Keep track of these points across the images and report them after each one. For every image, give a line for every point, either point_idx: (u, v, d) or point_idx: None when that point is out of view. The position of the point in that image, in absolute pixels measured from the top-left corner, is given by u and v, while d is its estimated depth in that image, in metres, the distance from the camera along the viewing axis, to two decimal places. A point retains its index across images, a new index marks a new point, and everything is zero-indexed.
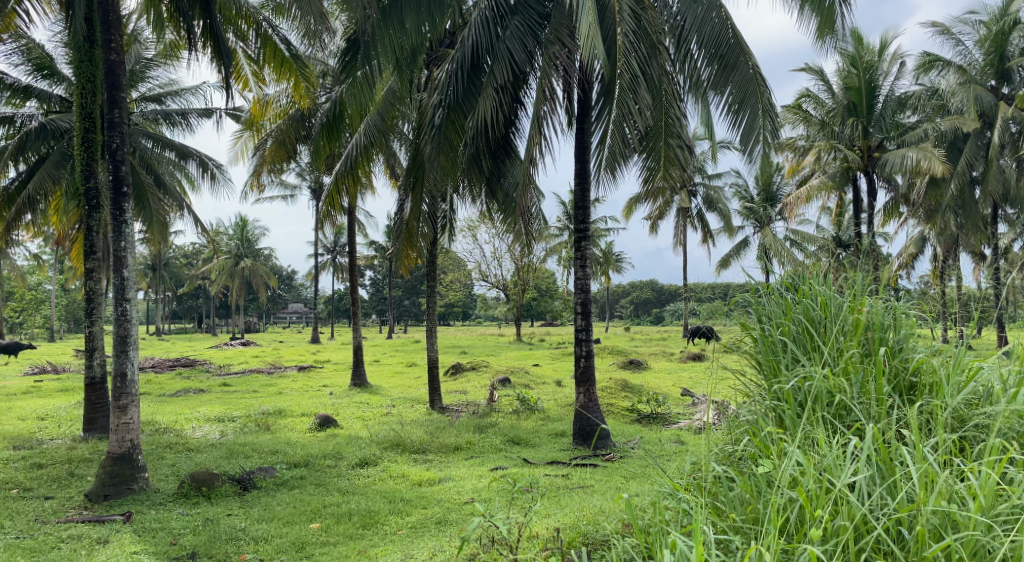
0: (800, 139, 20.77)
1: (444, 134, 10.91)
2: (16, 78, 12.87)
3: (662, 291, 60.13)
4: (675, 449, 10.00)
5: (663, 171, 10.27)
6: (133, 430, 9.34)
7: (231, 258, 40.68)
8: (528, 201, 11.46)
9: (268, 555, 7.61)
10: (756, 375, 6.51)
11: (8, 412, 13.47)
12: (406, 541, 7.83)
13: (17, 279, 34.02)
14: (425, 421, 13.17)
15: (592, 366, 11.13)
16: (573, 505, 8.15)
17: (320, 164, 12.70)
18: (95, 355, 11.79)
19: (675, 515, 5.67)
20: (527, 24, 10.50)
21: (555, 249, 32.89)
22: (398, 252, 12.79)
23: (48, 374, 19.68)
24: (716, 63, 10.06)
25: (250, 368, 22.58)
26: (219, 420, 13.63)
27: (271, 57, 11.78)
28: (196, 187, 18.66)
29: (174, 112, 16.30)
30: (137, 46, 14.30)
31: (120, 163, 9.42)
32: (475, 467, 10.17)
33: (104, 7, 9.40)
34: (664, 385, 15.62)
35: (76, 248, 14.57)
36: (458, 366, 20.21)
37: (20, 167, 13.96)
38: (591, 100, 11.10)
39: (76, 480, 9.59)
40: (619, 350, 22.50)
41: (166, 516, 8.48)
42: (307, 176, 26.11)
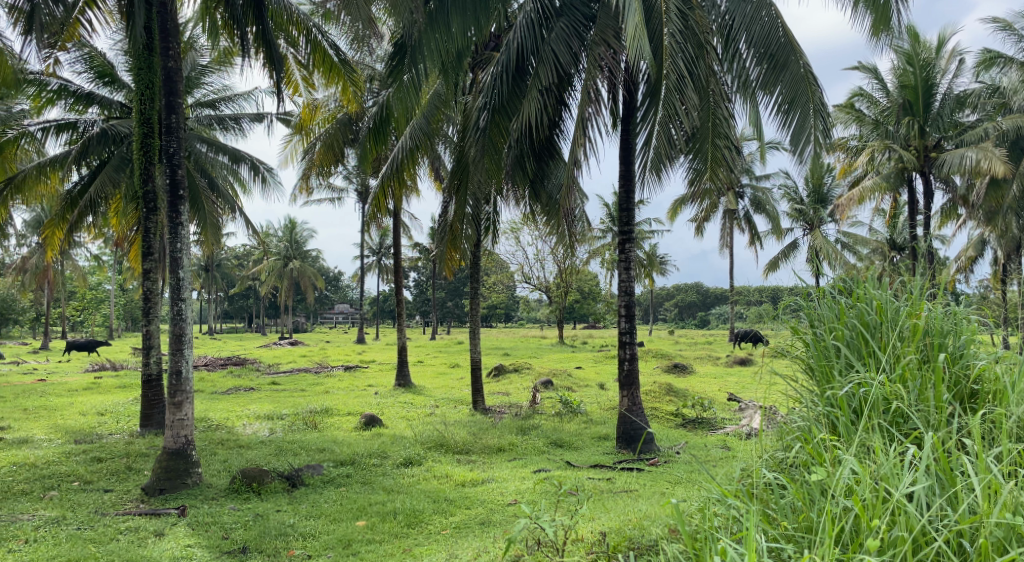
0: (852, 139, 20.35)
1: (489, 137, 10.96)
2: (78, 85, 13.30)
3: (707, 294, 59.52)
4: (723, 455, 9.88)
5: (710, 172, 10.17)
6: (187, 426, 9.58)
7: (280, 260, 41.52)
8: (572, 203, 11.46)
9: (315, 552, 7.74)
10: (808, 381, 6.41)
11: (70, 407, 13.92)
12: (450, 540, 7.90)
13: (78, 281, 35.30)
14: (469, 422, 13.25)
15: (637, 369, 11.09)
16: (619, 509, 8.13)
17: (367, 167, 12.88)
18: (152, 353, 12.10)
19: (725, 521, 5.64)
20: (573, 26, 10.53)
21: (599, 251, 32.82)
22: (443, 253, 12.93)
23: (107, 371, 20.30)
24: (766, 63, 9.94)
25: (298, 368, 22.73)
26: (268, 418, 13.91)
27: (321, 63, 11.98)
28: (248, 190, 19.07)
29: (228, 117, 16.76)
30: (192, 53, 14.75)
31: (177, 166, 9.64)
32: (517, 469, 10.21)
33: (162, 16, 9.65)
34: (710, 390, 15.48)
35: (134, 249, 14.97)
36: (501, 368, 20.30)
37: (82, 171, 14.43)
38: (637, 100, 11.05)
39: (134, 474, 9.88)
40: (665, 354, 22.37)
41: (219, 510, 8.70)
42: (354, 179, 26.50)
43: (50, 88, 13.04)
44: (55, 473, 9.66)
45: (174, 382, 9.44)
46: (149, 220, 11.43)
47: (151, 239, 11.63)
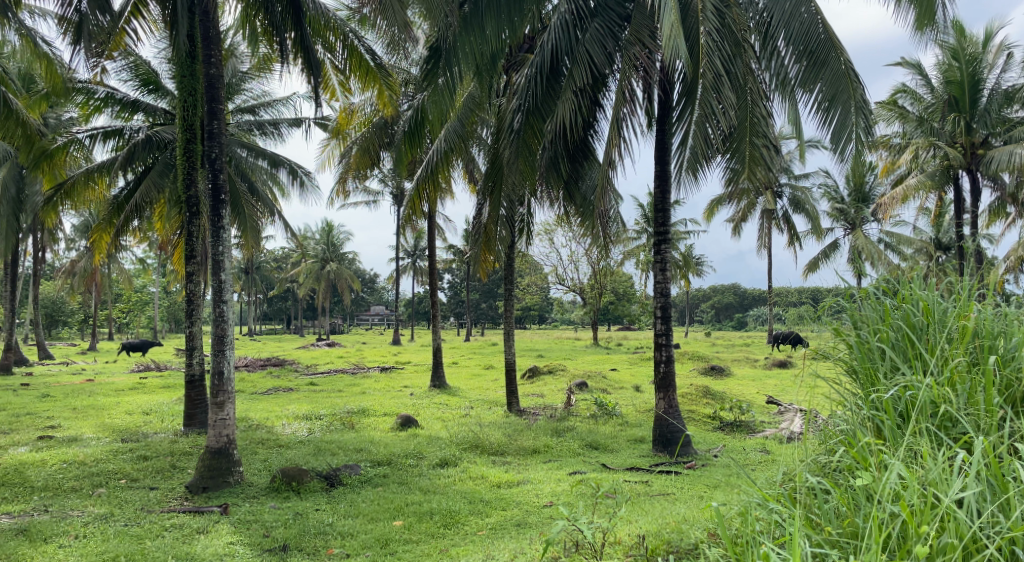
0: (895, 136, 20.04)
1: (523, 139, 10.99)
2: (124, 93, 13.63)
3: (745, 295, 58.85)
4: (762, 458, 9.78)
5: (747, 172, 10.09)
6: (229, 426, 9.74)
7: (318, 262, 42.03)
8: (607, 204, 11.43)
9: (354, 551, 7.83)
10: (852, 384, 6.32)
11: (117, 407, 14.24)
12: (487, 541, 7.94)
13: (124, 285, 36.15)
14: (504, 423, 13.28)
15: (673, 372, 11.02)
16: (656, 512, 8.10)
17: (402, 170, 13.00)
18: (195, 355, 12.33)
19: (767, 526, 5.59)
20: (607, 26, 10.52)
21: (633, 252, 32.68)
22: (477, 255, 13.01)
23: (151, 372, 20.73)
24: (805, 60, 9.82)
25: (335, 368, 23.22)
26: (306, 418, 14.09)
27: (357, 68, 12.12)
28: (287, 194, 19.36)
29: (267, 123, 17.03)
30: (233, 60, 15.04)
31: (219, 171, 9.81)
32: (553, 471, 10.21)
33: (205, 24, 9.86)
34: (748, 392, 15.30)
35: (177, 253, 15.26)
36: (536, 369, 20.30)
37: (128, 177, 14.78)
38: (672, 100, 11.00)
39: (178, 472, 10.08)
40: (701, 355, 22.17)
41: (260, 509, 8.84)
42: (389, 182, 26.72)
43: (97, 96, 13.39)
44: (102, 470, 9.89)
45: (217, 382, 9.61)
46: (191, 225, 11.68)
47: (194, 242, 11.90)
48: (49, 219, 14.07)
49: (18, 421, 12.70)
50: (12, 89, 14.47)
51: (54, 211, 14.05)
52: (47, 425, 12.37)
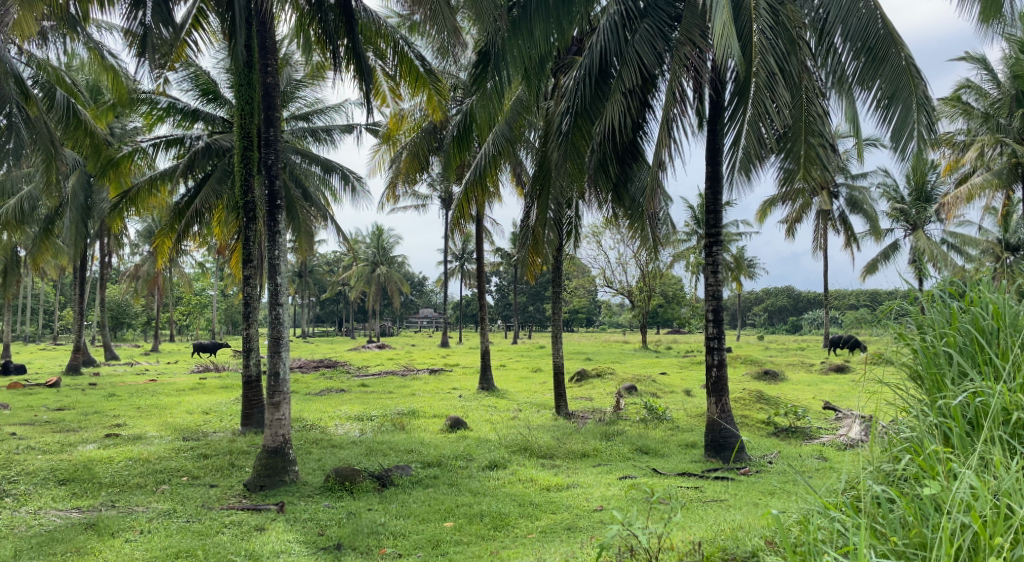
0: (959, 134, 19.54)
1: (572, 142, 10.97)
2: (185, 102, 14.04)
3: (799, 298, 57.80)
4: (818, 465, 9.59)
5: (802, 172, 9.89)
6: (285, 426, 9.92)
7: (369, 265, 42.61)
8: (656, 205, 11.33)
9: (406, 551, 7.91)
10: (916, 390, 6.15)
11: (178, 406, 14.64)
12: (537, 544, 7.95)
13: (184, 288, 37.17)
14: (552, 427, 13.26)
15: (726, 376, 10.87)
16: (711, 518, 8.01)
17: (450, 174, 13.09)
18: (252, 356, 12.60)
19: (829, 535, 5.49)
20: (657, 26, 10.45)
21: (683, 255, 32.36)
22: (525, 258, 13.04)
23: (210, 373, 21.27)
24: (864, 57, 9.60)
25: (385, 369, 23.54)
26: (358, 419, 14.30)
27: (407, 73, 12.27)
28: (338, 199, 19.67)
29: (320, 129, 17.33)
30: (288, 68, 15.40)
31: (275, 177, 9.99)
32: (603, 475, 10.17)
33: (262, 35, 10.10)
34: (804, 398, 15.00)
35: (235, 257, 15.62)
36: (584, 372, 20.22)
37: (188, 184, 15.19)
38: (724, 100, 10.88)
39: (236, 471, 10.32)
40: (754, 359, 21.81)
41: (314, 508, 9.00)
42: (438, 187, 26.97)
43: (160, 106, 13.82)
44: (165, 468, 10.19)
45: (273, 383, 9.79)
46: (248, 230, 11.94)
47: (251, 247, 12.17)
48: (115, 225, 14.56)
49: (86, 419, 13.15)
50: (81, 101, 15.05)
51: (120, 217, 14.54)
52: (113, 423, 12.78)
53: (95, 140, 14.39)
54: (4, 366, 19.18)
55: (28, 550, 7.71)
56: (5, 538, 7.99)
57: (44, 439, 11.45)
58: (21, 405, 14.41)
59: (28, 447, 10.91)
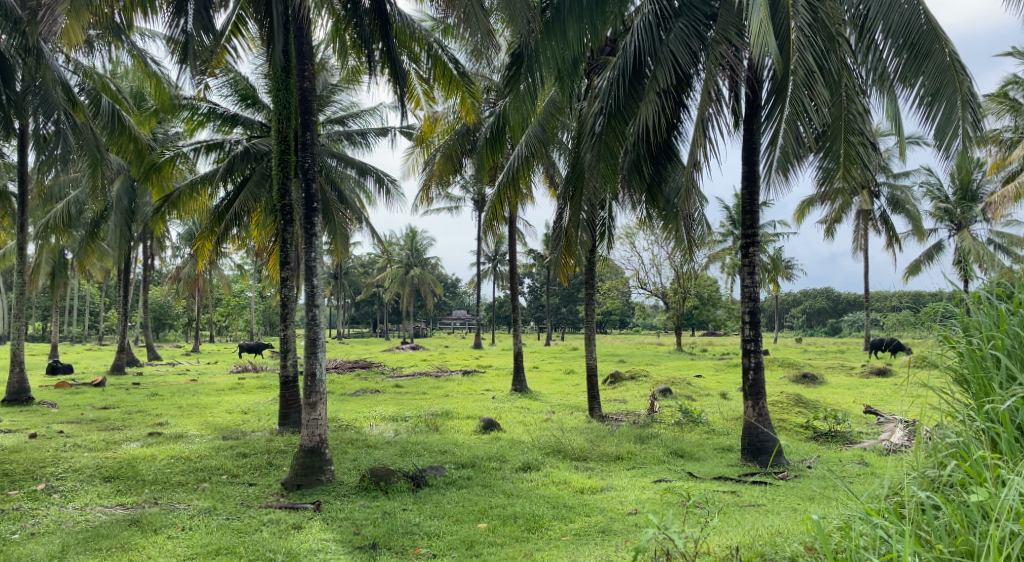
0: (1006, 130, 19.10)
1: (605, 142, 10.92)
2: (225, 108, 14.29)
3: (838, 300, 56.91)
4: (860, 470, 9.43)
5: (842, 171, 9.73)
6: (321, 426, 10.02)
7: (403, 267, 42.83)
8: (692, 206, 11.23)
9: (441, 551, 7.94)
10: (962, 394, 6.02)
11: (217, 406, 14.86)
12: (571, 547, 7.94)
13: (223, 289, 37.79)
14: (586, 429, 13.23)
15: (763, 379, 10.74)
16: (749, 524, 7.90)
17: (483, 176, 13.13)
18: (289, 356, 12.74)
19: (872, 542, 5.43)
20: (692, 25, 10.36)
21: (718, 256, 32.05)
22: (558, 260, 13.04)
23: (248, 373, 21.59)
24: (906, 53, 9.43)
25: (419, 371, 23.67)
26: (392, 419, 14.39)
27: (441, 76, 12.35)
28: (373, 201, 19.83)
29: (355, 133, 17.47)
30: (324, 73, 15.57)
31: (312, 180, 10.08)
32: (637, 478, 10.11)
33: (299, 40, 10.22)
34: (844, 401, 14.73)
35: (272, 259, 15.85)
36: (618, 375, 20.12)
37: (228, 188, 15.44)
38: (761, 99, 10.76)
39: (275, 469, 10.46)
40: (792, 362, 21.51)
41: (350, 507, 9.08)
42: (471, 189, 27.04)
43: (200, 111, 14.08)
44: (206, 466, 10.35)
45: (309, 383, 9.87)
46: (286, 232, 12.10)
47: (288, 249, 12.32)
48: (157, 228, 14.84)
49: (130, 418, 13.41)
50: (125, 107, 15.38)
51: (161, 220, 14.83)
52: (155, 422, 13.02)
53: (138, 146, 14.68)
54: (52, 366, 19.67)
55: (75, 545, 7.88)
56: (53, 533, 8.19)
57: (90, 437, 11.71)
58: (68, 404, 14.77)
59: (74, 444, 11.18)
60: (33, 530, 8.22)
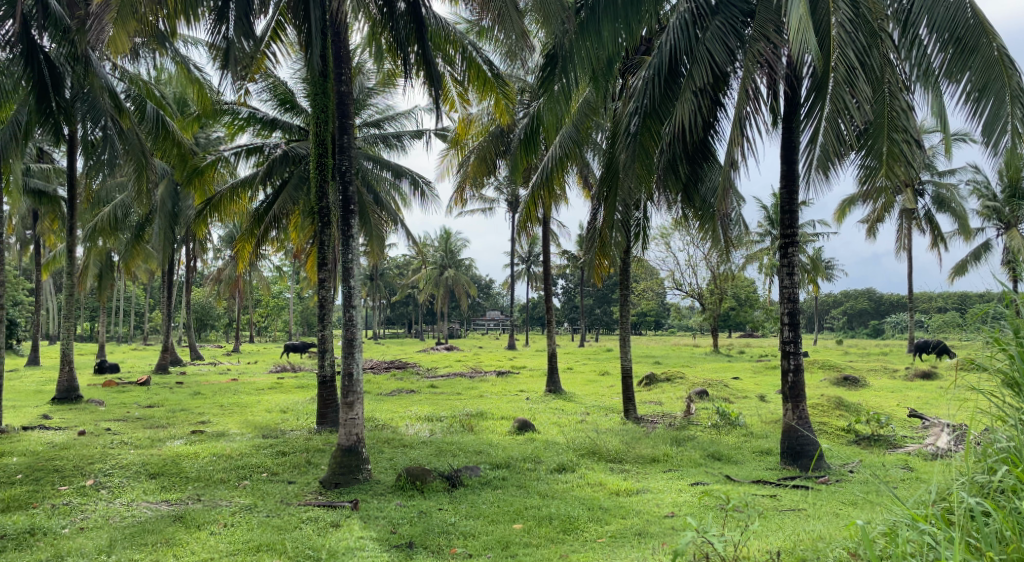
0: None
1: (641, 142, 10.84)
2: (264, 112, 14.52)
3: (881, 301, 55.79)
4: (904, 475, 9.23)
5: (885, 169, 9.53)
6: (358, 425, 10.09)
7: (437, 268, 42.98)
8: (729, 206, 11.09)
9: (476, 551, 7.97)
10: (1014, 397, 5.87)
11: (256, 405, 15.07)
12: (608, 549, 7.91)
13: (263, 290, 38.32)
14: (621, 430, 13.16)
15: (802, 382, 10.57)
16: (790, 528, 7.79)
17: (517, 177, 13.14)
18: (327, 357, 12.86)
19: (919, 548, 5.34)
20: (729, 23, 10.26)
21: (756, 256, 31.63)
22: (592, 261, 13.00)
23: (287, 373, 21.87)
24: (951, 48, 9.22)
25: (454, 371, 23.78)
26: (427, 419, 14.46)
27: (475, 78, 12.41)
28: (408, 203, 19.95)
29: (391, 135, 17.60)
30: (360, 77, 15.72)
31: (349, 183, 10.15)
32: (674, 481, 10.03)
33: (337, 45, 10.35)
34: (887, 405, 14.44)
35: (310, 260, 16.02)
36: (653, 377, 19.96)
37: (267, 191, 15.65)
38: (800, 97, 10.60)
39: (313, 468, 10.58)
40: (833, 364, 21.15)
41: (387, 506, 9.13)
42: (505, 190, 27.05)
43: (241, 116, 14.33)
44: (247, 464, 10.51)
45: (347, 383, 9.94)
46: (323, 234, 12.22)
47: (325, 251, 12.43)
48: (199, 231, 15.11)
49: (173, 416, 13.65)
50: (169, 113, 15.68)
51: (204, 223, 15.07)
52: (197, 421, 13.25)
53: (182, 150, 14.94)
54: (99, 365, 20.13)
55: (122, 540, 8.04)
56: (100, 528, 8.37)
57: (136, 435, 11.96)
58: (114, 402, 15.10)
59: (121, 441, 11.42)
60: (81, 524, 8.41)
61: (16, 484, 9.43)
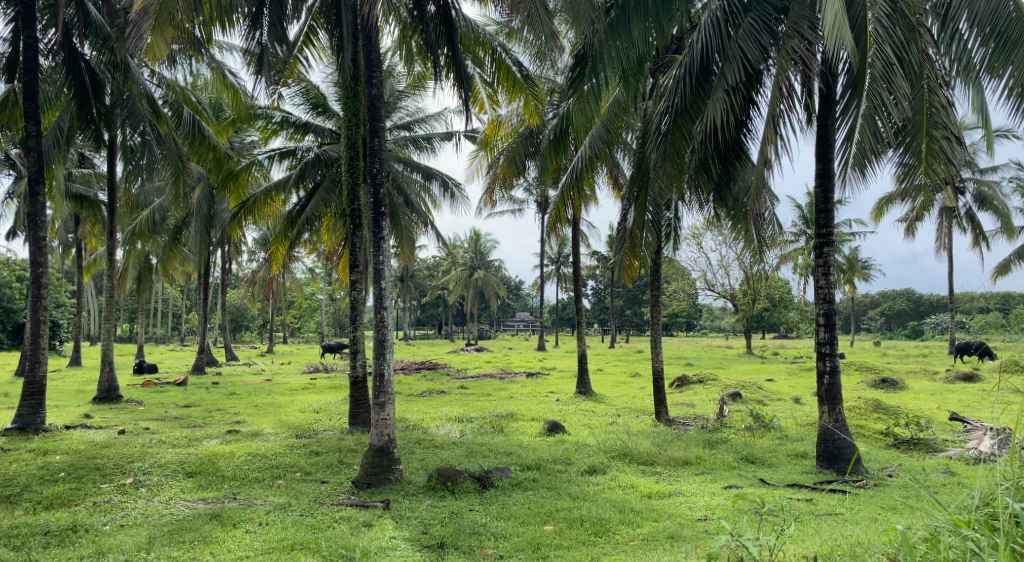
0: None
1: (672, 141, 10.76)
2: (297, 116, 14.67)
3: (920, 302, 54.72)
4: (945, 480, 9.03)
5: (923, 166, 9.33)
6: (390, 426, 10.12)
7: (466, 269, 43.05)
8: (762, 205, 10.96)
9: (508, 553, 7.96)
10: None
11: (290, 405, 15.23)
12: (639, 552, 7.85)
13: (296, 292, 38.74)
14: (652, 432, 13.05)
15: (839, 384, 10.39)
16: (828, 533, 7.66)
17: (547, 177, 13.12)
18: (359, 358, 12.94)
19: (962, 554, 5.27)
20: (762, 20, 10.12)
21: (790, 256, 31.19)
22: (622, 262, 12.94)
23: (320, 374, 22.08)
24: (993, 42, 8.98)
25: (484, 372, 23.82)
26: (458, 420, 14.49)
27: (505, 79, 12.42)
28: (439, 205, 20.02)
29: (421, 137, 17.67)
30: (391, 80, 15.79)
31: (379, 185, 10.18)
32: (707, 484, 9.92)
33: (367, 48, 10.42)
34: (927, 408, 14.17)
35: (342, 262, 16.15)
36: (685, 378, 19.79)
37: (301, 193, 15.80)
38: (835, 94, 10.44)
39: (346, 467, 10.65)
40: (871, 366, 20.78)
41: (418, 507, 9.15)
42: (535, 191, 27.03)
43: (274, 120, 14.52)
44: (281, 463, 10.60)
45: (377, 384, 9.96)
46: (354, 236, 12.30)
47: (357, 253, 12.51)
48: (234, 234, 15.30)
49: (209, 416, 13.85)
50: (205, 118, 15.90)
51: (238, 226, 15.26)
52: (233, 420, 13.44)
53: (217, 154, 15.11)
54: (139, 365, 20.51)
55: (161, 537, 8.16)
56: (139, 525, 8.50)
57: (174, 434, 12.13)
58: (153, 402, 15.36)
59: (159, 441, 11.59)
60: (121, 522, 8.55)
61: (58, 482, 9.62)
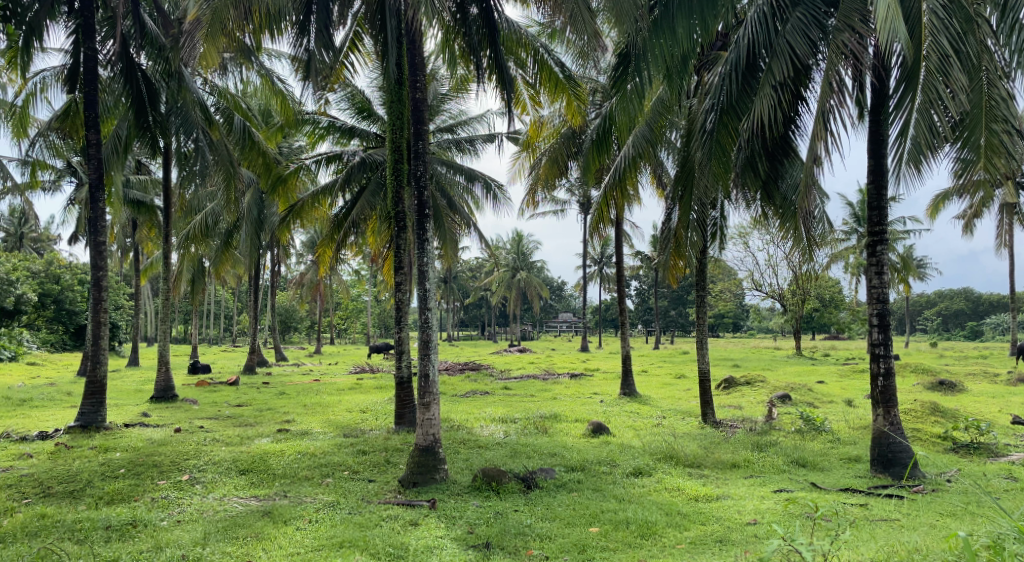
0: None
1: (717, 139, 10.58)
2: (343, 121, 14.84)
3: (979, 301, 53.08)
4: (1008, 486, 8.73)
5: (982, 161, 9.00)
6: (435, 425, 10.15)
7: (509, 271, 43.14)
8: (812, 203, 10.72)
9: (553, 553, 7.93)
10: None
11: (337, 405, 15.43)
12: (687, 555, 7.77)
13: (342, 293, 39.28)
14: (699, 435, 12.88)
15: (893, 386, 10.11)
16: (883, 538, 7.47)
17: (590, 178, 13.05)
18: (404, 359, 13.04)
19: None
20: (811, 14, 9.89)
21: (840, 255, 30.54)
22: (666, 261, 12.81)
23: (366, 374, 22.34)
24: None
25: (528, 372, 23.81)
26: (502, 421, 14.50)
27: (547, 80, 12.40)
28: (481, 207, 20.07)
29: (464, 140, 17.72)
30: (434, 83, 15.87)
31: (424, 187, 10.22)
32: (756, 487, 9.75)
33: (411, 52, 10.48)
34: (987, 411, 13.73)
35: (387, 264, 16.29)
36: (732, 380, 19.51)
37: (346, 197, 15.99)
38: (888, 88, 10.16)
39: (391, 467, 10.72)
40: (927, 368, 20.20)
41: (464, 506, 9.16)
42: (578, 192, 26.91)
43: (321, 125, 14.76)
44: (329, 462, 10.73)
45: (422, 384, 9.98)
46: (399, 238, 12.41)
47: (402, 254, 12.61)
48: (282, 237, 15.56)
49: (259, 415, 14.12)
50: (255, 125, 16.20)
51: (286, 230, 15.52)
52: (283, 419, 13.68)
53: (266, 159, 15.36)
54: (193, 365, 21.00)
55: (215, 533, 8.32)
56: (195, 521, 8.67)
57: (226, 433, 12.38)
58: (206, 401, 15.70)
59: (213, 439, 11.85)
60: (178, 517, 8.74)
61: (118, 478, 9.87)
